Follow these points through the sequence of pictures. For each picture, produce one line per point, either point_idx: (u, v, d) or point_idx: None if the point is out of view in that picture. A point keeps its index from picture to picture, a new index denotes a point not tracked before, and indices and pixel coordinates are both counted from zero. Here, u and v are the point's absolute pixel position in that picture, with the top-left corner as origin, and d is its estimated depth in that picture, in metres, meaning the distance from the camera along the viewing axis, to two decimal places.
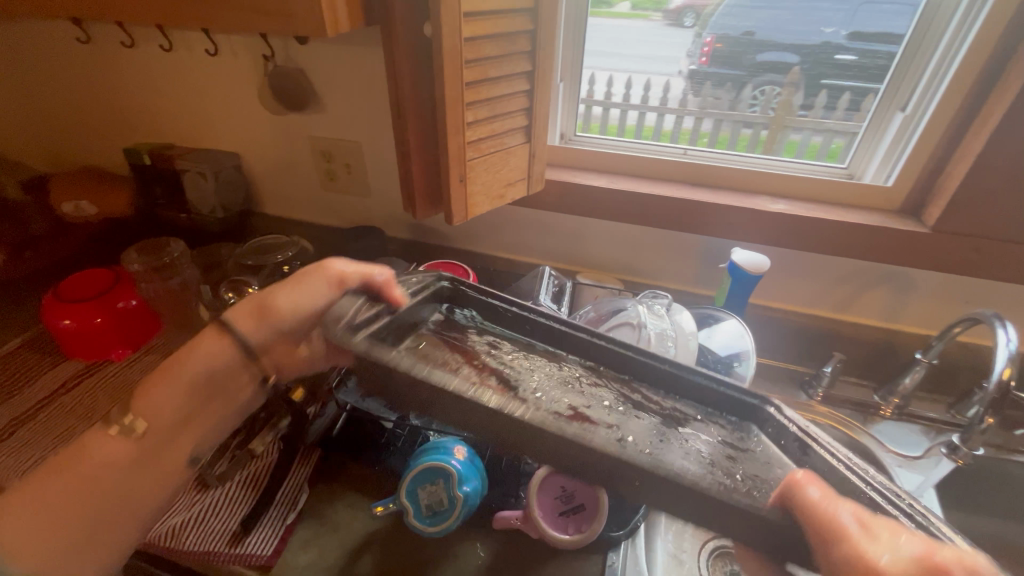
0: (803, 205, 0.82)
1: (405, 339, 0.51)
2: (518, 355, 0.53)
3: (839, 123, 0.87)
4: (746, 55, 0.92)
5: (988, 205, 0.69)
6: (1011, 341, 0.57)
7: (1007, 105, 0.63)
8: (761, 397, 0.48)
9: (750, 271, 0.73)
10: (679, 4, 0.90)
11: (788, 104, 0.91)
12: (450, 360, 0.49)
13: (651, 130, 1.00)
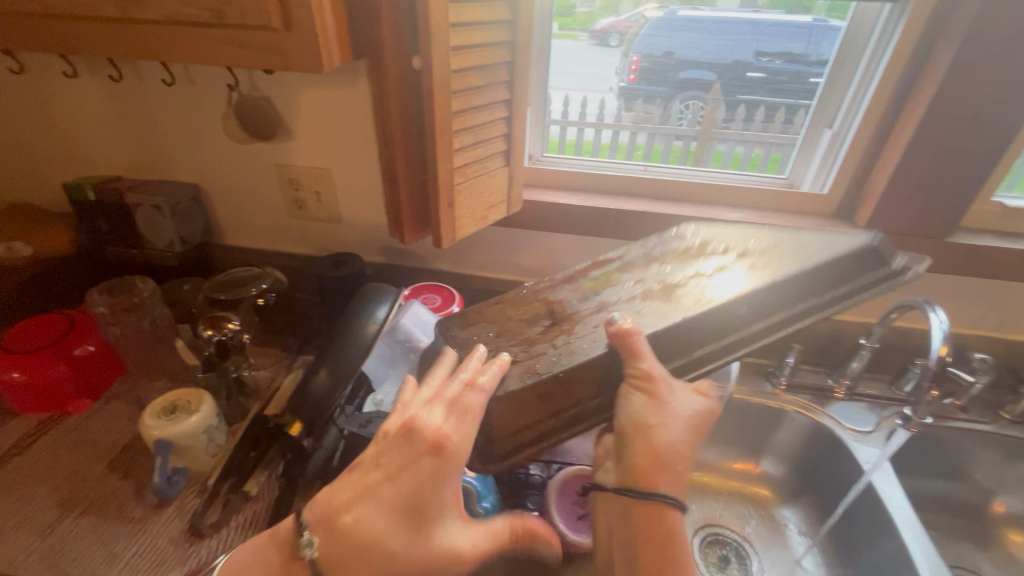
0: (757, 214, 0.91)
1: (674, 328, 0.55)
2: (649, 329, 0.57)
3: (758, 134, 0.99)
4: (671, 73, 1.01)
5: (906, 208, 0.80)
6: (943, 321, 0.67)
7: (918, 121, 0.74)
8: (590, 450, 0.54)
9: None
10: (604, 23, 0.92)
11: (712, 117, 1.00)
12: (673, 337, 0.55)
13: (605, 147, 1.06)
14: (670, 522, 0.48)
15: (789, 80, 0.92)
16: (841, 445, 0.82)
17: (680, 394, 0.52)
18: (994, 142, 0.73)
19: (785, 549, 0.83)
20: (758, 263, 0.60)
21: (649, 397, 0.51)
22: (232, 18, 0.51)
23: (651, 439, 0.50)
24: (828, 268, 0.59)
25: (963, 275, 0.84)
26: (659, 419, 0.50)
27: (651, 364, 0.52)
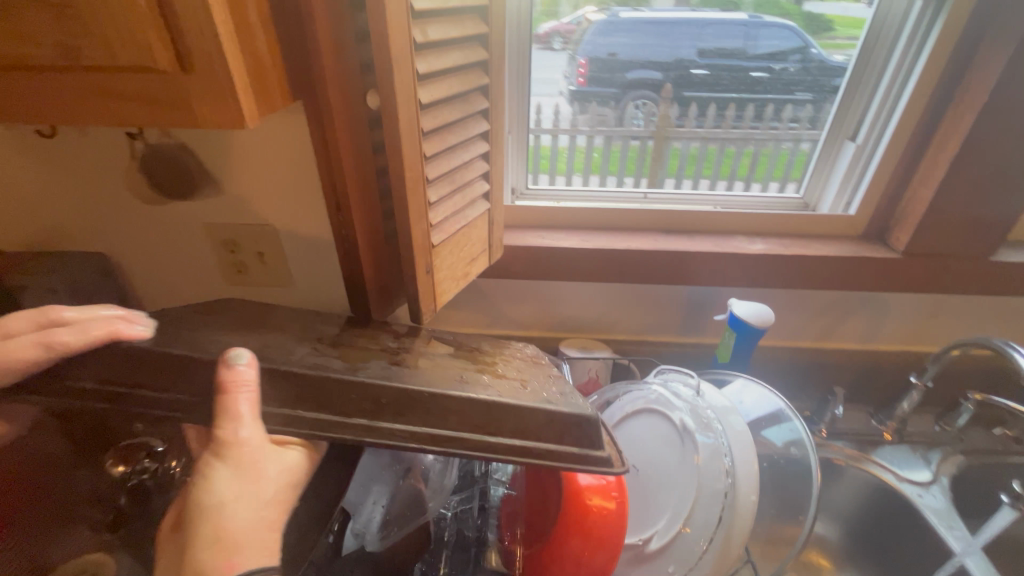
0: (781, 243, 0.79)
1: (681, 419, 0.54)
2: (690, 415, 0.54)
3: (711, 130, 0.84)
4: (617, 73, 0.81)
5: (953, 228, 0.71)
6: None
7: (967, 132, 0.64)
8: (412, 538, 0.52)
9: (756, 325, 0.67)
10: (548, 28, 0.75)
11: (665, 116, 0.84)
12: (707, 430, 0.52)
13: (565, 153, 0.86)
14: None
15: (730, 76, 0.80)
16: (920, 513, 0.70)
17: (275, 453, 0.42)
18: None
19: None
20: (466, 377, 0.51)
21: (223, 468, 0.39)
22: (94, 56, 0.32)
23: (217, 524, 0.37)
24: (422, 403, 0.48)
25: (1013, 296, 0.75)
26: (233, 487, 0.38)
27: (239, 427, 0.41)
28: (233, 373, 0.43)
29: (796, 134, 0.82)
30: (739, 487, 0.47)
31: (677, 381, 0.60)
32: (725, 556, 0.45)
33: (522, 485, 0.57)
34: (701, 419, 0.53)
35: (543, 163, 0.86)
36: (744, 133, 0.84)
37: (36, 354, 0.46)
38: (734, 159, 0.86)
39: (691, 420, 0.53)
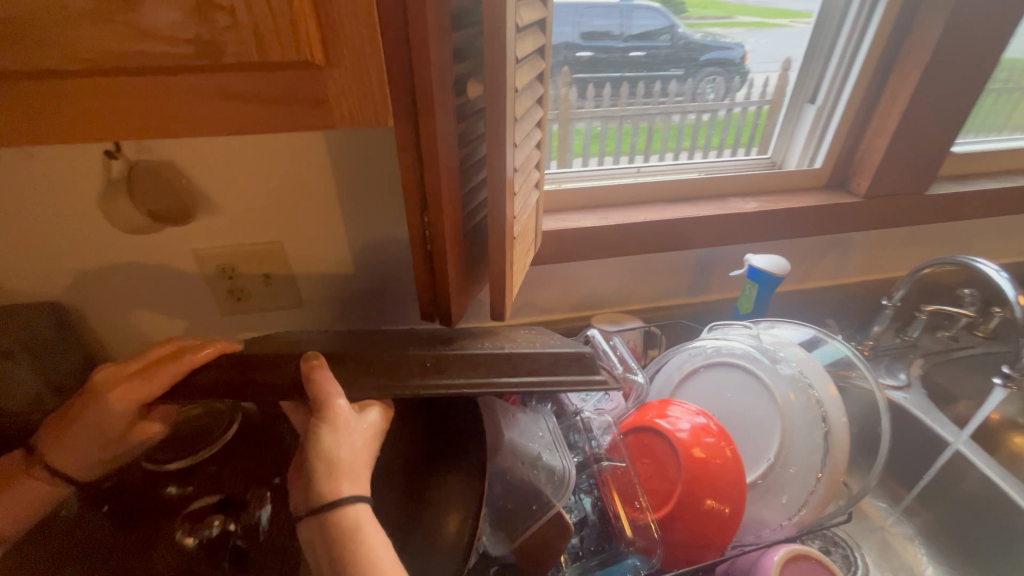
0: (768, 199, 0.88)
1: (766, 376, 0.59)
2: (755, 356, 0.61)
3: (609, 109, 0.87)
4: None
5: (902, 170, 0.84)
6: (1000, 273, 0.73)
7: (915, 87, 0.77)
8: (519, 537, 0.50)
9: (776, 273, 0.74)
10: None
11: (567, 99, 0.84)
12: (771, 364, 0.59)
13: None
14: (380, 563, 0.39)
15: (610, 56, 0.84)
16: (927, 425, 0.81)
17: (366, 418, 0.46)
18: (969, 98, 0.79)
19: (869, 520, 0.82)
20: (487, 340, 0.55)
21: (329, 433, 0.43)
22: (243, 49, 0.28)
23: (336, 476, 0.42)
24: (455, 359, 0.51)
25: (938, 222, 0.92)
26: (340, 448, 0.43)
27: (336, 396, 0.45)
28: (313, 367, 0.47)
29: (682, 105, 0.89)
30: (832, 405, 0.54)
31: (740, 333, 0.66)
32: (837, 471, 0.51)
33: (625, 454, 0.58)
34: (774, 360, 0.59)
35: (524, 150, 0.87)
36: (639, 108, 0.88)
37: (163, 378, 0.49)
38: (632, 136, 0.90)
39: (764, 365, 0.59)
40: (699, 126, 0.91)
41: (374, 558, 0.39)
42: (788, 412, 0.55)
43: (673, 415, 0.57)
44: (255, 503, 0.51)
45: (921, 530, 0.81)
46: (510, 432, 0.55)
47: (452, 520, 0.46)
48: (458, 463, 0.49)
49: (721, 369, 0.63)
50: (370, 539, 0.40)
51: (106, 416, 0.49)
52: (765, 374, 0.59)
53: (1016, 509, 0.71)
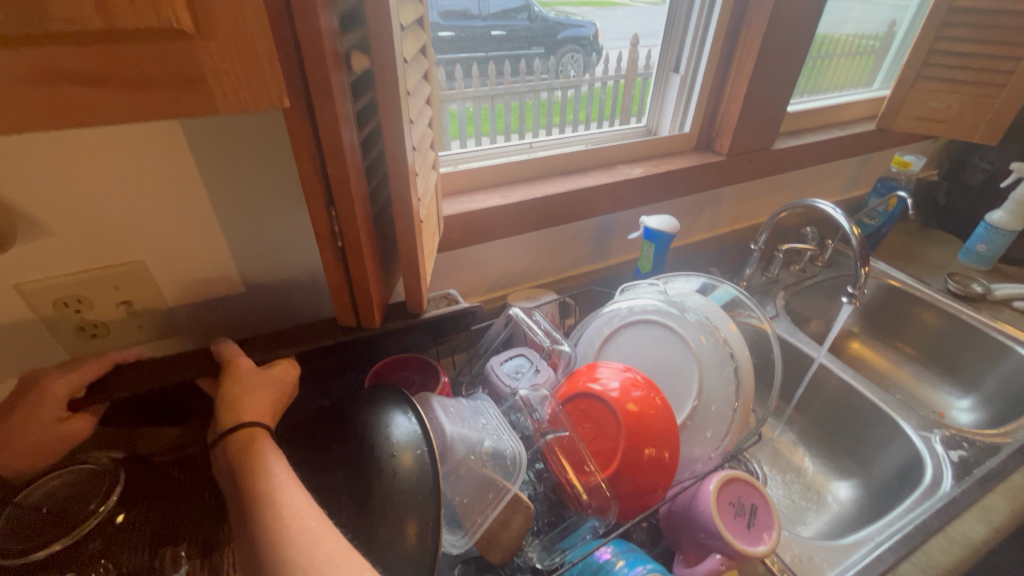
0: (650, 164, 0.94)
1: (674, 325, 0.64)
2: (659, 308, 0.67)
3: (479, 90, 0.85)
4: None
5: (753, 129, 0.96)
6: (835, 208, 0.86)
7: (757, 54, 0.87)
8: (479, 528, 0.49)
9: (669, 231, 0.80)
10: None
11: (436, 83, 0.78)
12: (676, 314, 0.65)
13: None
14: (271, 469, 0.43)
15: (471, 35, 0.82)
16: (791, 347, 0.96)
17: (271, 370, 0.52)
18: (795, 63, 0.92)
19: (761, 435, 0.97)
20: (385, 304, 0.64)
21: (229, 382, 0.49)
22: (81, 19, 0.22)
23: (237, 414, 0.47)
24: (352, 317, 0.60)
25: (782, 173, 1.07)
26: (245, 392, 0.49)
27: (239, 357, 0.52)
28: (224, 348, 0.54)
29: (549, 83, 0.90)
30: (733, 338, 0.61)
31: (645, 290, 0.72)
32: (747, 399, 0.58)
33: (567, 422, 0.58)
34: (681, 310, 0.65)
35: None
36: (508, 87, 0.87)
37: (87, 375, 0.51)
38: (505, 115, 0.89)
39: (672, 316, 0.65)
40: (567, 102, 0.93)
41: (266, 464, 0.43)
42: (700, 354, 0.61)
43: (601, 376, 0.60)
44: (168, 563, 0.46)
45: (799, 434, 0.96)
46: (452, 426, 0.52)
47: (411, 528, 0.44)
48: (406, 469, 0.46)
49: (634, 325, 0.68)
50: (263, 454, 0.44)
51: (33, 409, 0.49)
52: (674, 324, 0.64)
53: (864, 401, 0.87)
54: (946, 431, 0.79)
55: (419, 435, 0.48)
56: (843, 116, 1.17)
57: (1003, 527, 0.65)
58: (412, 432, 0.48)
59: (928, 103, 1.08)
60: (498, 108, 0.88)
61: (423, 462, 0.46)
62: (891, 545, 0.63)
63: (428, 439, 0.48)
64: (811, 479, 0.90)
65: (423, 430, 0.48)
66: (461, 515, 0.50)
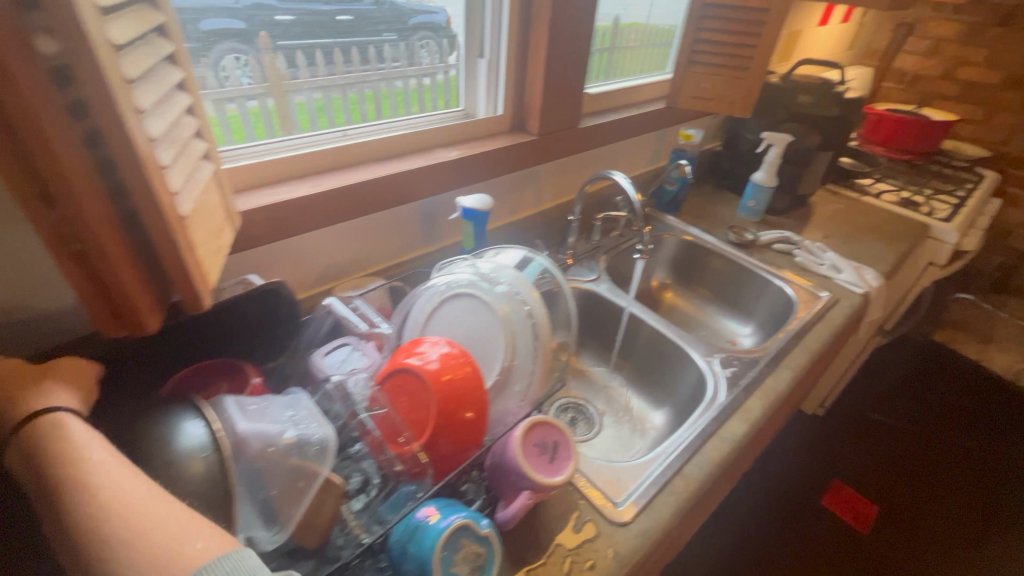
0: (466, 146, 0.99)
1: (484, 296, 0.69)
2: (472, 282, 0.71)
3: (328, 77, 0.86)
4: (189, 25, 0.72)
5: (557, 110, 1.05)
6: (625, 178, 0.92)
7: (546, 41, 0.95)
8: (288, 519, 0.49)
9: (483, 209, 0.86)
10: None
11: (274, 66, 0.80)
12: (485, 287, 0.70)
13: (238, 117, 0.80)
14: (84, 450, 0.38)
15: (317, 19, 0.82)
16: (605, 300, 1.08)
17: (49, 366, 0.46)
18: (582, 49, 1.02)
19: (595, 385, 1.11)
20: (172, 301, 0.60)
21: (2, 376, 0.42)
22: None
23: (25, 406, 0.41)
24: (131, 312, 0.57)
25: (591, 148, 1.20)
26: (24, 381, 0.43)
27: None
28: None
29: (403, 71, 0.94)
30: (530, 301, 0.67)
31: (460, 265, 0.75)
32: (546, 351, 0.65)
33: (385, 400, 0.61)
34: (491, 282, 0.70)
35: (264, 130, 0.84)
36: (359, 75, 0.89)
37: None
38: (361, 103, 0.92)
39: (483, 288, 0.69)
40: (411, 92, 0.98)
41: (72, 443, 0.38)
42: (505, 318, 0.67)
43: (422, 351, 0.63)
44: None
45: (625, 378, 1.10)
46: (253, 428, 0.50)
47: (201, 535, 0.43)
48: (194, 479, 0.43)
49: (451, 300, 0.72)
50: (66, 434, 0.39)
51: None
52: (484, 296, 0.69)
53: (666, 340, 1.02)
54: (723, 353, 0.96)
55: (211, 440, 0.46)
56: (640, 97, 1.33)
57: (757, 421, 0.82)
58: (201, 442, 0.45)
59: (700, 84, 1.28)
60: (350, 96, 0.90)
61: (212, 469, 0.44)
62: (678, 451, 0.76)
63: (220, 445, 0.46)
64: (635, 414, 1.05)
65: (214, 436, 0.46)
66: (267, 510, 0.49)
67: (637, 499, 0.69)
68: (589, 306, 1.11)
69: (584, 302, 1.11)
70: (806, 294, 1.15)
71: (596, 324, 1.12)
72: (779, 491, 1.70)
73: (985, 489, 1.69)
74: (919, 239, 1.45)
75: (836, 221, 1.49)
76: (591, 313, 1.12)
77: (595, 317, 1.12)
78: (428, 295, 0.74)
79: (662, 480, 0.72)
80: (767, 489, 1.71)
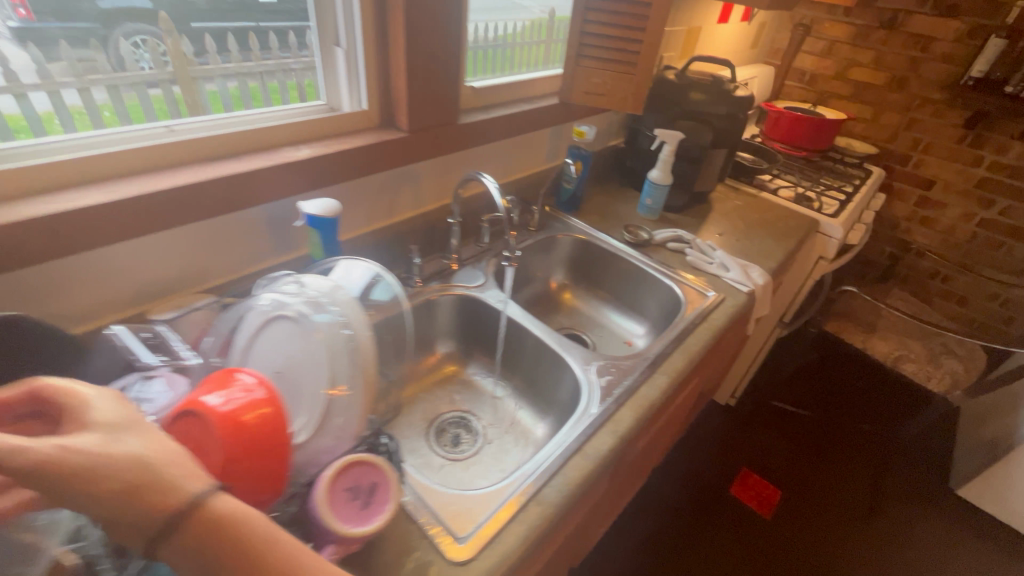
0: (321, 144, 0.89)
1: (307, 322, 0.60)
2: (296, 305, 0.62)
3: (239, 66, 0.86)
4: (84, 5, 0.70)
5: (430, 104, 0.98)
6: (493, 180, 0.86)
7: (404, 29, 0.87)
8: None
9: (329, 215, 0.77)
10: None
11: (180, 52, 0.79)
12: (309, 311, 0.61)
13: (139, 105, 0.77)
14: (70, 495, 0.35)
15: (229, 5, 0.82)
16: (486, 306, 1.02)
17: None
18: (452, 39, 0.95)
19: (483, 396, 1.05)
20: None
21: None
22: None
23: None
24: None
25: (477, 145, 1.13)
26: None
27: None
28: None
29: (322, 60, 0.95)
30: (350, 327, 0.59)
31: (290, 283, 0.65)
32: (367, 383, 0.57)
33: None
34: (318, 306, 0.61)
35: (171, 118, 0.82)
36: (275, 63, 0.89)
37: None
38: (277, 93, 0.92)
39: (307, 313, 0.61)
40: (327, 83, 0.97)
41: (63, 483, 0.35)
42: (323, 345, 0.59)
43: (226, 388, 0.53)
44: None
45: (512, 388, 1.05)
46: None
47: None
48: None
49: (274, 325, 0.62)
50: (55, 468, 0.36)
51: None
52: (306, 322, 0.60)
53: (547, 348, 0.98)
54: (601, 360, 0.93)
55: None
56: (533, 91, 1.28)
57: (624, 434, 0.79)
58: None
59: (591, 79, 1.24)
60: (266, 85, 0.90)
61: None
62: (537, 474, 0.71)
63: None
64: (519, 426, 1.00)
65: None
66: None
67: (482, 534, 0.63)
68: (471, 313, 1.05)
69: (466, 308, 1.04)
70: (692, 296, 1.15)
71: (480, 332, 1.06)
72: (689, 482, 1.73)
73: (874, 468, 1.80)
74: (807, 234, 1.50)
75: (733, 217, 1.51)
76: (474, 320, 1.05)
77: (478, 325, 1.06)
78: (252, 318, 0.64)
79: (509, 506, 0.67)
80: (678, 480, 1.74)
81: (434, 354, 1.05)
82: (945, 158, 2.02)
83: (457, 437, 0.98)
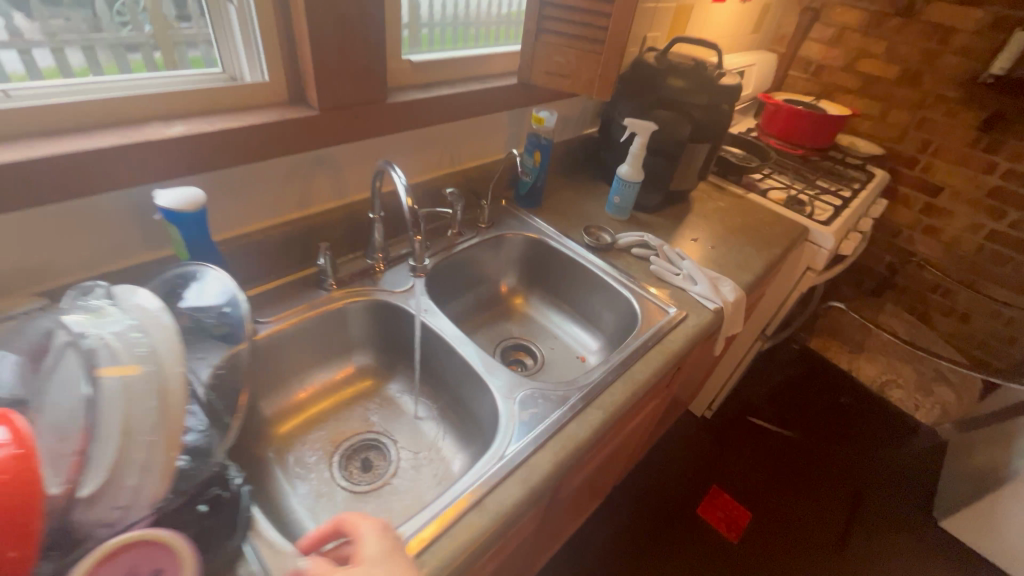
0: (202, 121, 0.75)
1: (92, 355, 0.46)
2: (85, 333, 0.48)
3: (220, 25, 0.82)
4: None
5: (345, 78, 0.83)
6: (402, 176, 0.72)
7: None
8: None
9: (187, 209, 0.63)
10: None
11: (159, 14, 0.76)
12: (97, 341, 0.47)
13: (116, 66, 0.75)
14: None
15: None
16: (406, 315, 0.90)
17: None
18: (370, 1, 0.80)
19: (403, 416, 0.93)
20: None
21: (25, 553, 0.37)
22: None
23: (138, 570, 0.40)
24: None
25: (413, 128, 0.98)
26: None
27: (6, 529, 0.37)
28: None
29: None
30: (153, 362, 0.47)
31: (95, 302, 0.53)
32: (172, 432, 0.45)
33: None
34: (113, 334, 0.48)
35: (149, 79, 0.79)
36: None
37: None
38: None
39: (92, 341, 0.47)
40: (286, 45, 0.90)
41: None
42: (101, 392, 0.44)
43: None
44: None
45: (436, 410, 0.93)
46: None
47: None
48: None
49: (55, 356, 0.48)
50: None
51: None
52: (92, 355, 0.46)
53: (470, 369, 0.85)
54: (527, 390, 0.80)
55: None
56: (489, 68, 1.12)
57: (537, 486, 0.66)
58: None
59: (553, 58, 1.09)
60: None
61: None
62: (416, 540, 0.58)
63: None
64: (439, 454, 0.88)
65: None
66: None
67: None
68: (387, 323, 0.93)
69: (383, 317, 0.93)
70: (651, 312, 1.01)
71: (400, 343, 0.94)
72: (654, 499, 1.62)
73: (852, 495, 1.68)
74: (794, 243, 1.35)
75: (713, 220, 1.36)
76: (393, 330, 0.94)
77: (397, 337, 0.94)
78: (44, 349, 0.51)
79: (442, 517, 0.61)
80: (641, 498, 1.62)
81: (348, 366, 0.93)
82: (955, 163, 1.86)
83: (364, 465, 0.85)
